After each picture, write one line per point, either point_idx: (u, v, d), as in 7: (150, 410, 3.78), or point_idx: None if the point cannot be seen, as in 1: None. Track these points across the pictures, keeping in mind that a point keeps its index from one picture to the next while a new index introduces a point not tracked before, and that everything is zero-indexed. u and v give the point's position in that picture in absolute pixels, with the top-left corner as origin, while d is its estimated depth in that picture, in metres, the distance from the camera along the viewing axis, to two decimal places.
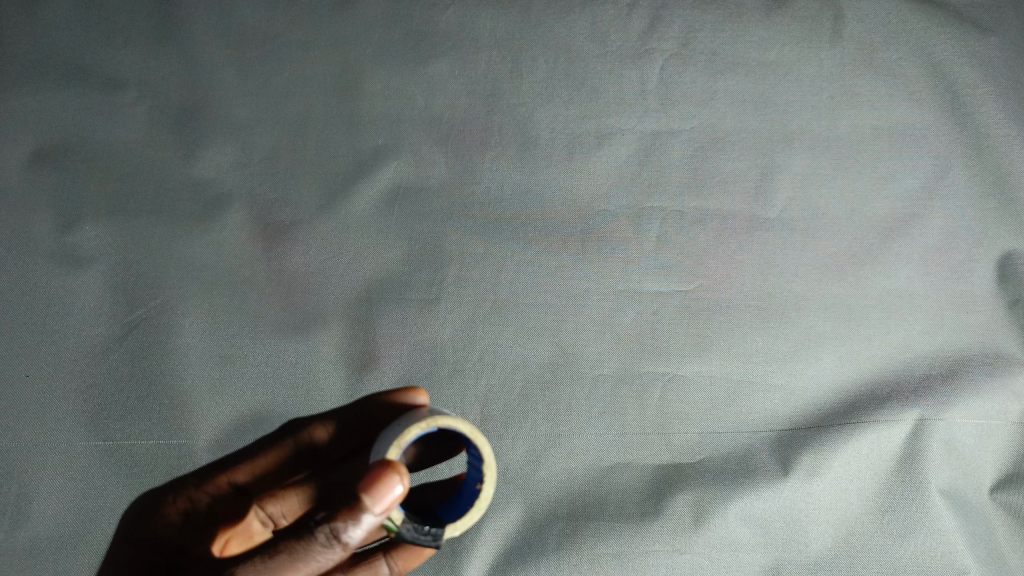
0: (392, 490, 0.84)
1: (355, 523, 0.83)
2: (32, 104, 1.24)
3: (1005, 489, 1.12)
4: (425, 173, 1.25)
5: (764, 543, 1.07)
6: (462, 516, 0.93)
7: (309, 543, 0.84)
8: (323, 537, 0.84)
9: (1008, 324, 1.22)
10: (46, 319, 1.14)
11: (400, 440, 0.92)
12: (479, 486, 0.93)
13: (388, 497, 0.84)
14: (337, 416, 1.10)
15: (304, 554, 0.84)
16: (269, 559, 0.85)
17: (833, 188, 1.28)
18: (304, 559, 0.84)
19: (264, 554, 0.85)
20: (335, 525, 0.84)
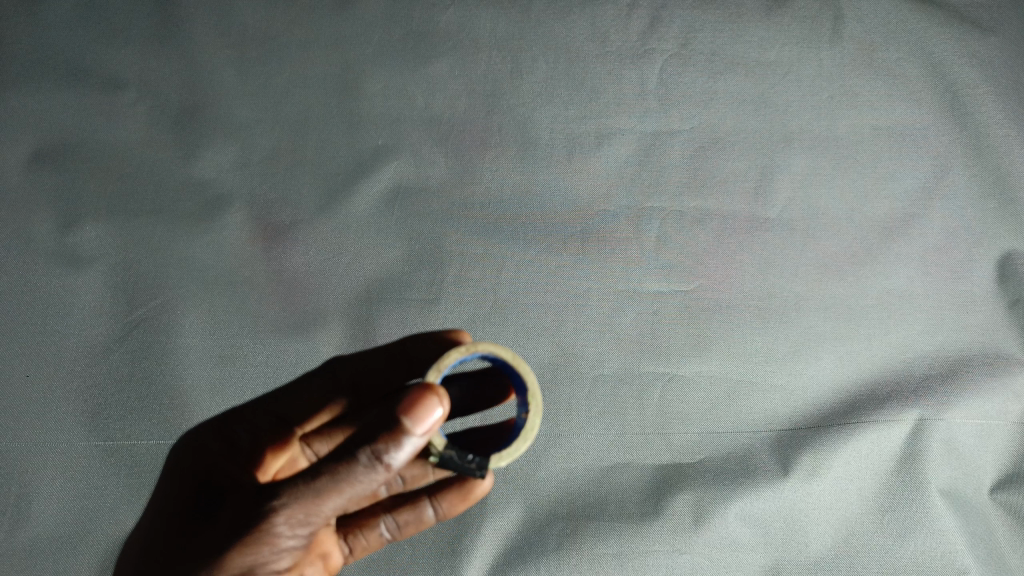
0: (430, 410, 0.77)
1: (396, 441, 0.75)
2: (32, 104, 1.24)
3: (1005, 489, 1.12)
4: (425, 173, 1.25)
5: (764, 543, 1.07)
6: (507, 446, 0.87)
7: (347, 464, 0.75)
8: (365, 459, 0.75)
9: (1009, 324, 1.21)
10: (47, 320, 1.14)
11: (439, 363, 0.86)
12: (525, 415, 0.88)
13: (428, 415, 0.77)
14: (378, 350, 1.09)
15: (342, 477, 0.75)
16: (308, 484, 0.77)
17: (832, 187, 1.28)
18: (345, 482, 0.76)
19: (305, 477, 0.77)
20: (374, 446, 0.75)
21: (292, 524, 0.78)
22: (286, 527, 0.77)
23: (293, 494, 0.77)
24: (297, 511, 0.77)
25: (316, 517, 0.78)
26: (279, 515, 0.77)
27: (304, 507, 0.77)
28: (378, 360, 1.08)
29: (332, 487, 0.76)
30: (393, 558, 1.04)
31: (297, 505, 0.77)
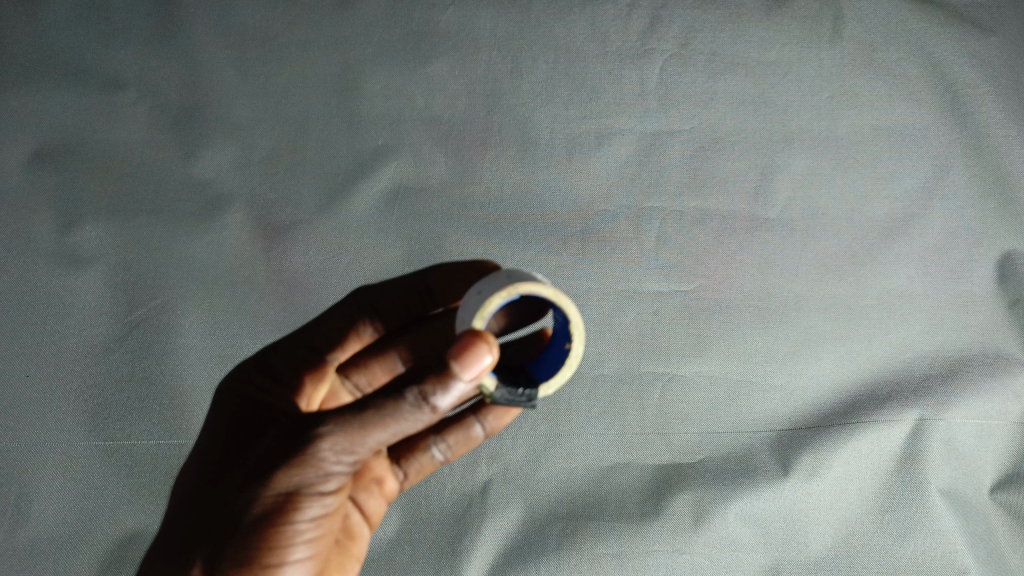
0: (481, 358, 0.73)
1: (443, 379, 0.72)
2: (32, 104, 1.24)
3: (1005, 489, 1.12)
4: (426, 173, 1.25)
5: (764, 543, 1.07)
6: (552, 375, 0.90)
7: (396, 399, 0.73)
8: (412, 398, 0.72)
9: (1009, 324, 1.21)
10: (47, 319, 1.14)
11: (482, 311, 0.86)
12: (568, 345, 0.90)
13: (479, 362, 0.73)
14: (406, 285, 1.06)
15: (389, 413, 0.73)
16: (357, 415, 0.74)
17: (832, 187, 1.28)
18: (393, 417, 0.73)
19: (353, 406, 0.75)
20: (419, 384, 0.73)
21: (339, 454, 0.75)
22: (333, 456, 0.75)
23: (342, 428, 0.75)
24: (344, 438, 0.75)
25: (360, 448, 0.75)
26: (327, 447, 0.75)
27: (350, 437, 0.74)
28: (411, 298, 1.06)
29: (380, 420, 0.73)
30: (393, 558, 1.04)
31: (343, 434, 0.74)
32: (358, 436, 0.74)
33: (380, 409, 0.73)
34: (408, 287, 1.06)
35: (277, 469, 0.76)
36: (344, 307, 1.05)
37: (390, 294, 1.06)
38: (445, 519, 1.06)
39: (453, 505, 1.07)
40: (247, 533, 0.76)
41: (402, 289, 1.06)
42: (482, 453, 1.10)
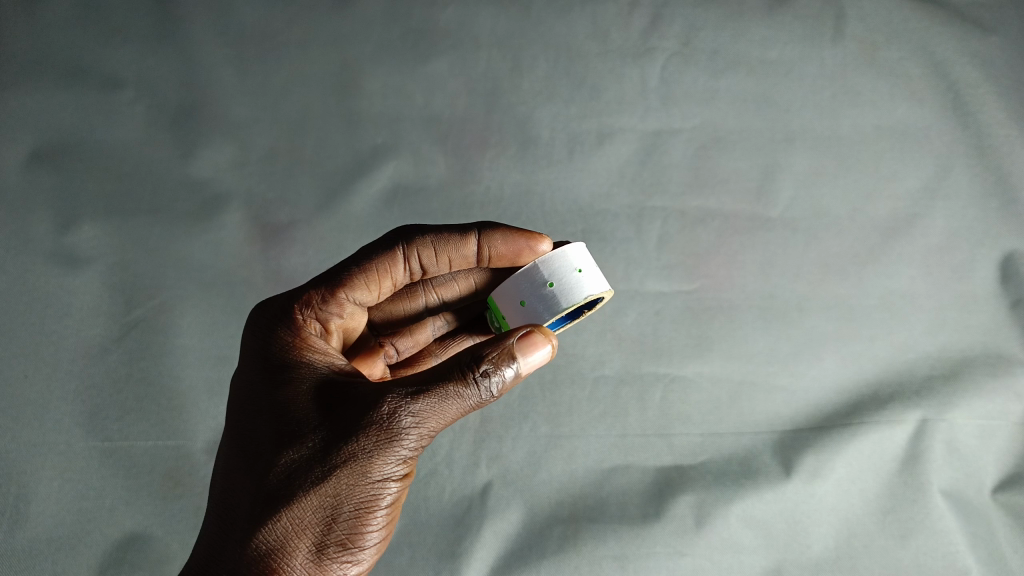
0: (545, 349, 0.67)
1: (518, 365, 0.65)
2: (31, 103, 1.23)
3: (1009, 490, 1.10)
4: (425, 172, 1.24)
5: (766, 545, 1.05)
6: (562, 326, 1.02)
7: (476, 383, 0.64)
8: (492, 384, 0.64)
9: (1012, 324, 1.20)
10: (44, 319, 1.13)
11: (558, 313, 0.85)
12: (586, 311, 0.99)
13: (544, 353, 0.67)
14: (455, 238, 0.83)
15: (466, 402, 0.64)
16: (436, 403, 0.63)
17: (835, 187, 1.27)
18: (469, 402, 0.64)
19: (427, 394, 0.63)
20: (501, 371, 0.64)
21: (420, 445, 0.63)
22: (413, 447, 0.63)
23: (419, 416, 0.63)
24: (428, 421, 0.63)
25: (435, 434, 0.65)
26: (405, 438, 0.62)
27: (427, 428, 0.63)
28: (456, 251, 0.84)
29: (457, 409, 0.64)
30: (393, 560, 1.02)
31: (422, 425, 0.63)
32: (433, 425, 0.64)
33: (457, 394, 0.64)
34: (456, 241, 0.83)
35: (356, 463, 0.62)
36: (383, 252, 0.80)
37: (438, 245, 0.82)
38: (445, 520, 1.05)
39: (453, 506, 1.06)
40: (315, 537, 0.62)
41: (453, 241, 0.83)
42: (483, 454, 1.09)
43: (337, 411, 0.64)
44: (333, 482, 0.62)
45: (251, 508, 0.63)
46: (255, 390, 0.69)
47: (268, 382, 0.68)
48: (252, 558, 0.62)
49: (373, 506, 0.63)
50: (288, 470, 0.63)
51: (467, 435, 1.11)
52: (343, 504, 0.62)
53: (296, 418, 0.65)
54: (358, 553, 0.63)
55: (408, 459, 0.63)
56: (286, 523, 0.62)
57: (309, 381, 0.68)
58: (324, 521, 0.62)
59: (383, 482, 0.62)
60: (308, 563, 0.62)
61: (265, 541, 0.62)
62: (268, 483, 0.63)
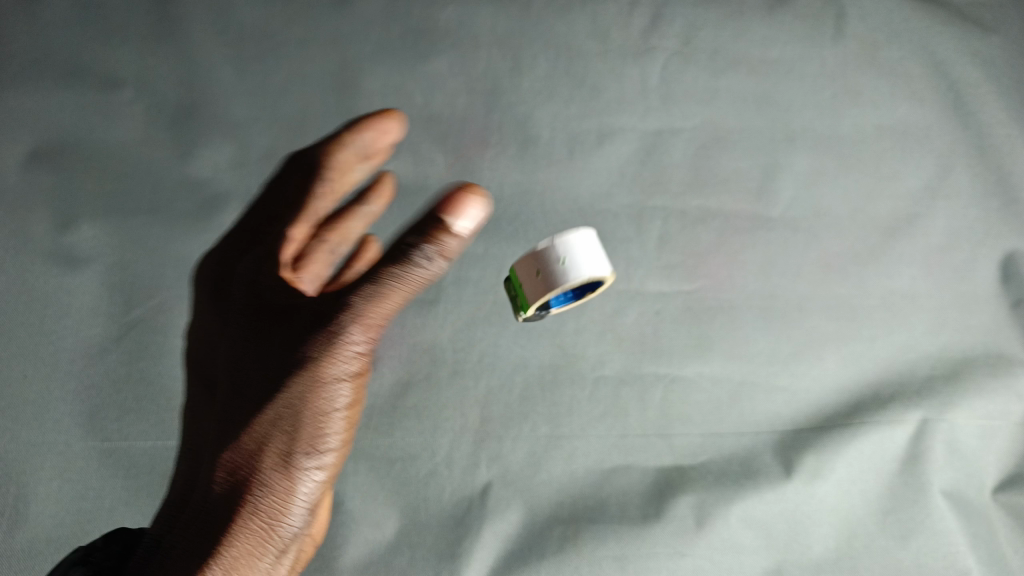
0: (475, 211, 0.75)
1: (452, 230, 0.74)
2: (30, 103, 1.23)
3: (1009, 490, 1.10)
4: (425, 172, 1.23)
5: (766, 545, 1.05)
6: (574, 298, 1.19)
7: (408, 264, 0.74)
8: (426, 266, 0.74)
9: (1012, 324, 1.20)
10: (44, 319, 1.12)
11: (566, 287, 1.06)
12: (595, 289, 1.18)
13: (475, 217, 0.75)
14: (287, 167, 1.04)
15: (399, 288, 0.75)
16: (373, 294, 0.75)
17: (837, 187, 1.27)
18: (409, 288, 0.75)
19: (367, 286, 0.75)
20: (432, 243, 0.74)
21: (362, 340, 0.76)
22: (354, 343, 0.75)
23: (362, 314, 0.75)
24: (369, 317, 0.75)
25: (377, 330, 0.77)
26: (348, 340, 0.75)
27: (368, 318, 0.75)
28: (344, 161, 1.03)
29: (394, 295, 0.75)
30: (393, 560, 1.02)
31: (362, 318, 0.75)
32: (374, 316, 0.75)
33: (394, 281, 0.74)
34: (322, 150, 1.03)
35: (311, 366, 0.75)
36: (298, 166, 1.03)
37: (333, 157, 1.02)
38: (444, 521, 1.04)
39: (453, 506, 1.05)
40: (284, 440, 0.75)
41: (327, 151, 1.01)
42: (482, 454, 1.08)
43: (289, 329, 0.78)
44: (290, 388, 0.75)
45: (230, 423, 0.77)
46: (235, 329, 0.83)
47: (235, 317, 0.84)
48: (231, 470, 0.75)
49: (329, 408, 0.76)
50: (253, 384, 0.78)
51: (467, 436, 1.09)
52: (305, 409, 0.75)
53: (264, 347, 0.79)
54: (322, 454, 0.76)
55: (354, 354, 0.76)
56: (258, 431, 0.76)
57: (266, 309, 0.83)
58: (290, 424, 0.75)
59: (336, 382, 0.76)
60: (277, 468, 0.75)
61: (243, 450, 0.75)
62: (244, 401, 0.78)
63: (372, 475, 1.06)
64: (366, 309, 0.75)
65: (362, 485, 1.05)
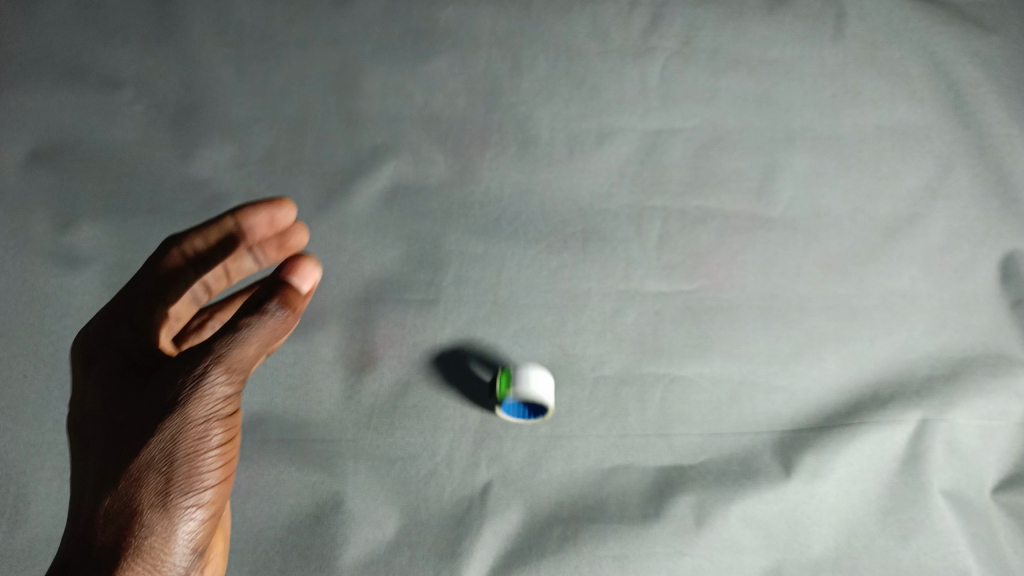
0: (313, 268, 0.85)
1: (301, 286, 0.83)
2: (30, 103, 1.23)
3: (1009, 490, 1.10)
4: (425, 172, 1.24)
5: (766, 545, 1.05)
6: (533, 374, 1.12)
7: (267, 311, 0.78)
8: (280, 312, 0.79)
9: (1012, 324, 1.20)
10: (43, 319, 1.12)
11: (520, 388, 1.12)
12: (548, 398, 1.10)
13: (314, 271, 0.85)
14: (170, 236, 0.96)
15: (261, 332, 0.78)
16: (235, 336, 0.76)
17: (836, 187, 1.27)
18: (270, 330, 0.78)
19: (226, 329, 0.76)
20: (287, 293, 0.81)
21: (228, 382, 0.76)
22: (220, 387, 0.75)
23: (227, 354, 0.76)
24: (235, 357, 0.76)
25: (244, 371, 0.78)
26: (214, 379, 0.75)
27: (232, 361, 0.76)
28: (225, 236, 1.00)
29: (256, 339, 0.77)
30: (393, 559, 1.01)
31: (226, 359, 0.75)
32: (238, 359, 0.76)
33: (256, 324, 0.77)
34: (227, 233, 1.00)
35: (179, 407, 0.74)
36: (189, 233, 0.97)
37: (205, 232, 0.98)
38: (444, 521, 1.04)
39: (453, 506, 1.05)
40: (157, 484, 0.72)
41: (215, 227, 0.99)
42: (482, 455, 1.09)
43: (152, 382, 0.77)
44: (158, 440, 0.73)
45: (100, 474, 0.73)
46: (99, 385, 0.80)
47: (93, 387, 0.81)
48: (105, 523, 0.71)
49: (202, 447, 0.75)
50: (118, 439, 0.74)
51: (467, 436, 1.09)
52: (177, 449, 0.74)
53: (129, 398, 0.77)
54: (200, 491, 0.75)
55: (219, 398, 0.76)
56: (128, 479, 0.72)
57: (129, 366, 0.81)
58: (163, 467, 0.73)
59: (206, 424, 0.75)
60: (156, 509, 0.72)
61: (116, 500, 0.72)
62: (111, 449, 0.74)
63: (372, 475, 1.06)
64: (229, 351, 0.76)
65: (362, 485, 1.05)
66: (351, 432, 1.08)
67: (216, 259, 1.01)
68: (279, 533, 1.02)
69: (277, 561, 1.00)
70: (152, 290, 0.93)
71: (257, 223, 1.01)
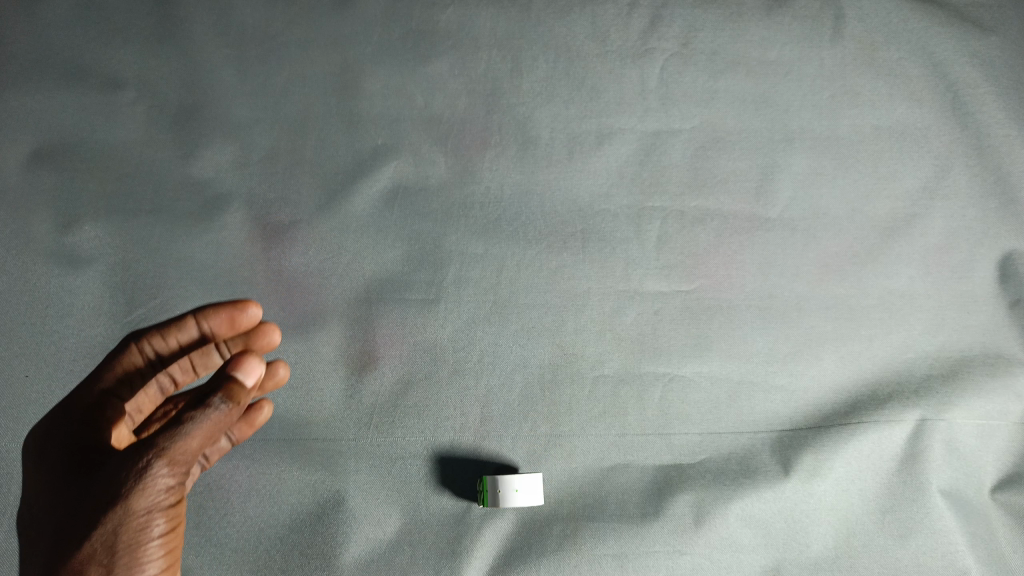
0: (258, 364, 0.81)
1: (246, 383, 0.79)
2: (31, 103, 1.23)
3: (1006, 489, 1.11)
4: (425, 172, 1.24)
5: (765, 544, 1.06)
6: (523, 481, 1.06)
7: (209, 410, 0.75)
8: (223, 407, 0.76)
9: (1010, 324, 1.21)
10: (45, 320, 1.12)
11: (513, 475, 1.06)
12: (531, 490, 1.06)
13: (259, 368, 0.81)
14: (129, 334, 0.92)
15: (204, 425, 0.74)
16: (174, 435, 0.73)
17: (834, 187, 1.28)
18: (210, 428, 0.75)
19: (167, 430, 0.74)
20: (228, 393, 0.77)
21: (171, 473, 0.74)
22: (162, 482, 0.73)
23: (168, 454, 0.73)
24: (176, 456, 0.74)
25: (187, 467, 0.75)
26: (154, 478, 0.73)
27: (174, 454, 0.73)
28: (182, 334, 0.94)
29: (199, 432, 0.74)
30: (393, 558, 1.03)
31: (168, 452, 0.73)
32: (180, 452, 0.74)
33: (195, 421, 0.74)
34: (187, 333, 0.94)
35: (120, 503, 0.73)
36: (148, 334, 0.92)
37: (165, 331, 0.92)
38: (445, 520, 1.05)
39: (453, 506, 1.06)
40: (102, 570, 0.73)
41: (175, 327, 0.93)
42: (482, 453, 1.09)
43: (100, 474, 0.76)
44: (100, 533, 0.73)
45: (49, 560, 0.74)
46: (54, 472, 0.79)
47: (45, 472, 0.80)
48: None
49: (144, 535, 0.75)
50: (65, 529, 0.75)
51: (467, 436, 1.10)
52: (120, 540, 0.73)
53: (77, 487, 0.77)
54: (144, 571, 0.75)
55: (161, 489, 0.74)
56: (73, 564, 0.73)
57: (81, 451, 0.81)
58: (106, 558, 0.73)
59: (149, 514, 0.74)
60: None
61: None
62: (60, 534, 0.75)
63: (373, 473, 1.07)
64: (170, 445, 0.73)
65: (362, 484, 1.06)
66: (352, 431, 1.08)
67: (179, 357, 0.95)
68: (280, 532, 1.03)
69: (277, 560, 1.02)
70: (108, 386, 0.89)
71: (217, 324, 0.94)
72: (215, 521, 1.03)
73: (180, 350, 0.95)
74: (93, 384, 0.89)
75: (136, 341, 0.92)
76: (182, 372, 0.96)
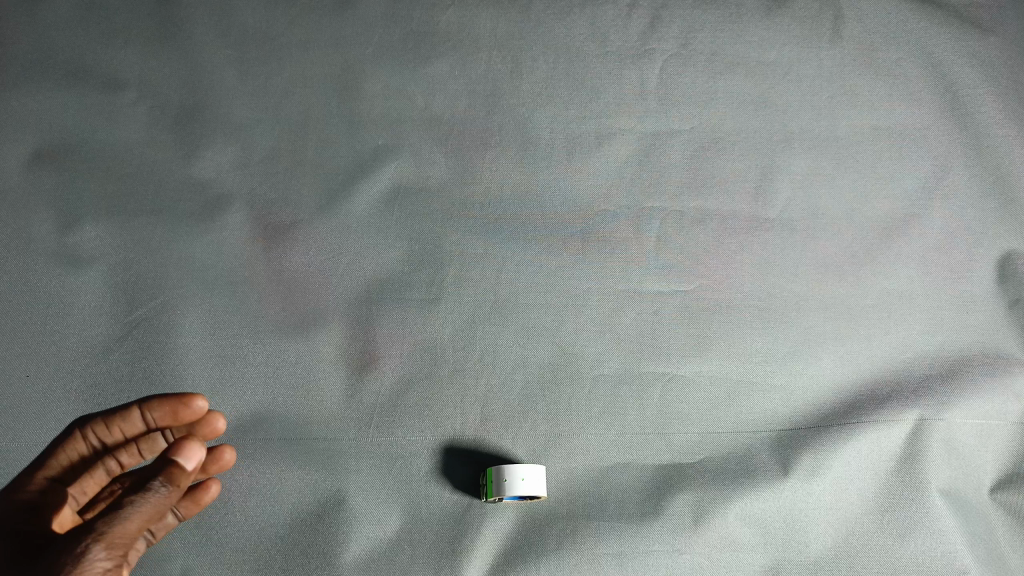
0: (199, 448, 0.78)
1: (187, 466, 0.77)
2: (33, 104, 1.24)
3: (1005, 488, 1.12)
4: (426, 172, 1.25)
5: (764, 543, 1.07)
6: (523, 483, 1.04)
7: (146, 493, 0.74)
8: (162, 488, 0.75)
9: (1009, 324, 1.22)
10: (46, 319, 1.12)
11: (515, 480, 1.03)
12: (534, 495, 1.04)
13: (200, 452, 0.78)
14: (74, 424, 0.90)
15: (144, 509, 0.73)
16: (111, 517, 0.72)
17: (833, 187, 1.28)
18: (150, 508, 0.74)
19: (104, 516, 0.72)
20: (165, 478, 0.75)
21: (108, 557, 0.72)
22: (98, 566, 0.71)
23: (105, 536, 0.71)
24: (115, 538, 0.72)
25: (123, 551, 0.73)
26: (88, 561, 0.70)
27: (112, 537, 0.72)
28: (125, 423, 0.91)
29: (138, 515, 0.73)
30: (393, 558, 1.03)
31: (106, 536, 0.71)
32: (119, 535, 0.72)
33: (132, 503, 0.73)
34: (131, 424, 0.91)
35: None
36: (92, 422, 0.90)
37: (108, 420, 0.90)
38: (444, 519, 1.05)
39: (453, 505, 1.06)
40: None
41: (119, 416, 0.90)
42: (482, 453, 1.10)
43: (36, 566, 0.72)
44: None
45: None
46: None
47: None
48: None
49: None
50: None
51: (467, 435, 1.10)
52: None
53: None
54: None
55: (97, 574, 0.71)
56: None
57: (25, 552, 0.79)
58: None
59: None
60: None
61: None
62: None
63: (374, 473, 1.07)
64: (108, 529, 0.72)
65: (362, 483, 1.06)
66: (352, 431, 1.09)
67: (126, 443, 0.93)
68: (279, 531, 1.03)
69: (277, 560, 1.02)
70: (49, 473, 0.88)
71: (159, 415, 0.90)
72: (215, 520, 1.03)
73: (126, 437, 0.92)
74: (36, 471, 0.87)
75: (80, 429, 0.90)
76: (130, 456, 0.94)
